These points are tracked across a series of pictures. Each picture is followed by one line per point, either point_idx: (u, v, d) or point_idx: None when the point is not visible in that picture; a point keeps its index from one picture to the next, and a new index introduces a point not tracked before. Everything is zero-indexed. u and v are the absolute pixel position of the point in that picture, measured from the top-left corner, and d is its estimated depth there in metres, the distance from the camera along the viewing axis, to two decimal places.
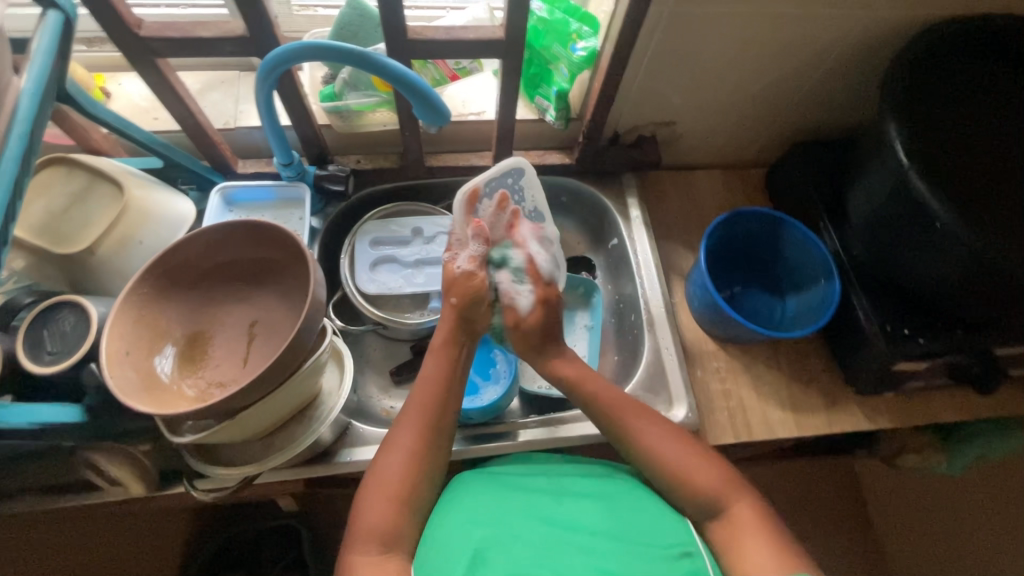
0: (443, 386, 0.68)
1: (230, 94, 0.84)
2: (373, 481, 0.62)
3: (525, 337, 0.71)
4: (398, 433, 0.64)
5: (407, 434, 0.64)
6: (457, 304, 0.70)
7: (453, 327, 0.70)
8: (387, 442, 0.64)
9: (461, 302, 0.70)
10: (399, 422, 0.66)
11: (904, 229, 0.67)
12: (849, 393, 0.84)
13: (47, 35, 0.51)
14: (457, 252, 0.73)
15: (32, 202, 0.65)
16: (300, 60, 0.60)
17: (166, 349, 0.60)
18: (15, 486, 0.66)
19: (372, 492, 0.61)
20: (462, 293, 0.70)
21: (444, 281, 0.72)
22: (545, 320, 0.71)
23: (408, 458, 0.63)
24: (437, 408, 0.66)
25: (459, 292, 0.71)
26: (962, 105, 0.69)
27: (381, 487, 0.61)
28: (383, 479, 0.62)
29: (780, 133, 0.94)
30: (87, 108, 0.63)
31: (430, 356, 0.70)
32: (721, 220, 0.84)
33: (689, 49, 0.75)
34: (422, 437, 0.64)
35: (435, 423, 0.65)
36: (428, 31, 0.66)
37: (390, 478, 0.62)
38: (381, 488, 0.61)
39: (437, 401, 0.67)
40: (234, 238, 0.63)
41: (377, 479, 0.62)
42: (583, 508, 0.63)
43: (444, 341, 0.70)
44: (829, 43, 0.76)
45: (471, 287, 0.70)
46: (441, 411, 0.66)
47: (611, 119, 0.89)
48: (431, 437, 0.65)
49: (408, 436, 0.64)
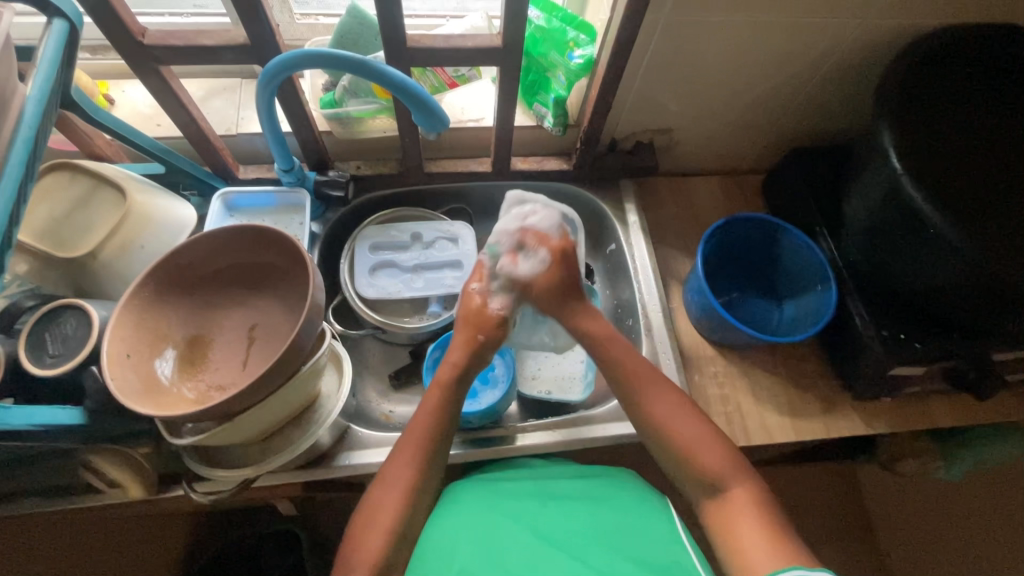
0: (444, 420, 0.67)
1: (231, 101, 0.85)
2: (368, 516, 0.61)
3: (542, 299, 0.70)
4: (394, 465, 0.63)
5: (404, 469, 0.63)
6: (484, 342, 0.69)
7: (465, 362, 0.68)
8: (382, 474, 0.63)
9: (489, 339, 0.69)
10: (395, 453, 0.65)
11: (900, 235, 0.67)
12: (846, 398, 0.84)
13: (52, 42, 0.52)
14: (490, 288, 0.71)
15: (35, 207, 0.66)
16: (300, 68, 0.61)
17: (166, 353, 0.60)
18: (15, 489, 0.66)
19: (368, 526, 0.60)
20: (489, 330, 0.69)
21: (471, 314, 0.70)
22: (560, 277, 0.70)
23: (406, 493, 0.62)
24: (434, 442, 0.65)
25: (486, 329, 0.69)
26: (956, 111, 0.69)
27: (376, 521, 0.60)
28: (381, 514, 0.60)
29: (776, 141, 0.95)
30: (91, 114, 0.64)
31: (433, 390, 0.67)
32: (718, 226, 0.85)
33: (684, 57, 0.76)
34: (420, 465, 0.64)
35: (430, 458, 0.65)
36: (427, 39, 0.67)
37: (387, 513, 0.60)
38: (380, 523, 0.60)
39: (432, 437, 0.65)
40: (234, 243, 0.63)
41: (376, 513, 0.60)
42: (576, 511, 0.65)
43: (451, 380, 0.68)
44: (824, 52, 0.77)
45: (501, 324, 0.70)
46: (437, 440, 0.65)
47: (609, 127, 0.90)
48: (428, 471, 0.64)
49: (406, 470, 0.63)
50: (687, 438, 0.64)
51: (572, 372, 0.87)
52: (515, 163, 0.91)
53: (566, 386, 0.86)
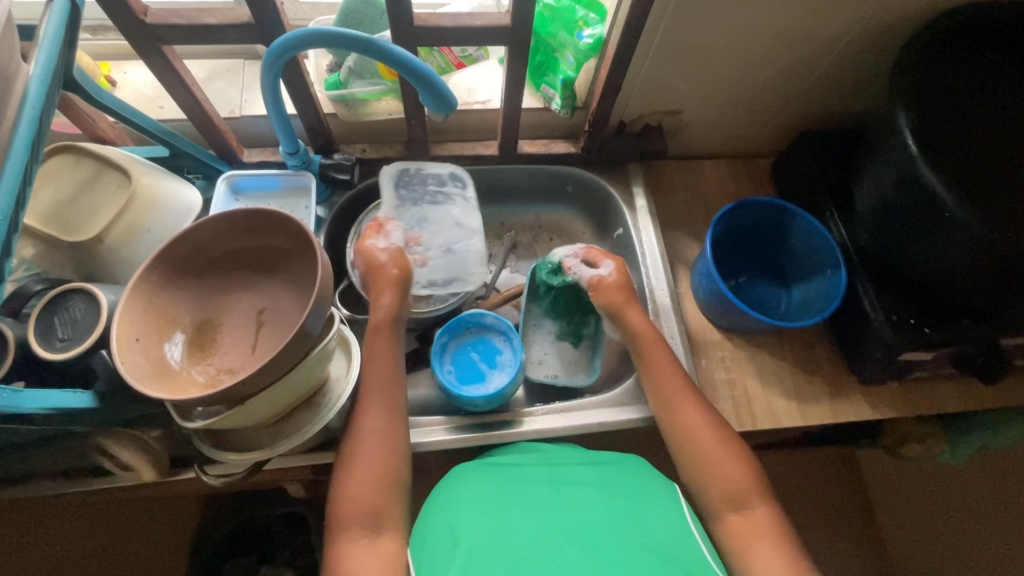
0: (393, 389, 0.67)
1: (235, 82, 0.84)
2: (348, 484, 0.62)
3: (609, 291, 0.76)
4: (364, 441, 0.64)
5: (374, 443, 0.63)
6: (400, 274, 0.72)
7: (393, 301, 0.70)
8: (352, 442, 0.64)
9: (402, 272, 0.73)
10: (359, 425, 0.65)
11: (914, 218, 0.67)
12: (853, 381, 0.84)
13: (54, 20, 0.51)
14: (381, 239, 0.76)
15: (40, 189, 0.65)
16: (305, 47, 0.60)
17: (175, 337, 0.60)
18: (28, 472, 0.67)
19: (349, 485, 0.62)
20: (398, 266, 0.73)
21: (373, 261, 0.73)
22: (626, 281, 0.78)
23: (381, 460, 0.63)
24: (393, 393, 0.67)
25: (399, 264, 0.73)
26: (971, 93, 0.68)
27: (355, 477, 0.62)
28: (359, 466, 0.62)
29: (787, 123, 0.93)
30: (93, 96, 0.63)
31: (375, 335, 0.69)
32: (728, 210, 0.84)
33: (696, 36, 0.74)
34: (393, 440, 0.64)
35: (396, 410, 0.66)
36: (434, 18, 0.65)
37: (368, 466, 0.62)
38: (358, 481, 0.62)
39: (393, 387, 0.67)
40: (242, 226, 0.63)
41: (353, 469, 0.62)
42: (583, 494, 0.65)
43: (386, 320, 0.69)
44: (839, 31, 0.75)
45: (404, 258, 0.74)
46: (396, 414, 0.66)
47: (617, 109, 0.88)
48: (397, 425, 0.66)
49: (378, 438, 0.64)
50: (709, 446, 0.66)
51: (579, 357, 0.87)
52: (522, 147, 0.90)
53: (572, 370, 0.86)
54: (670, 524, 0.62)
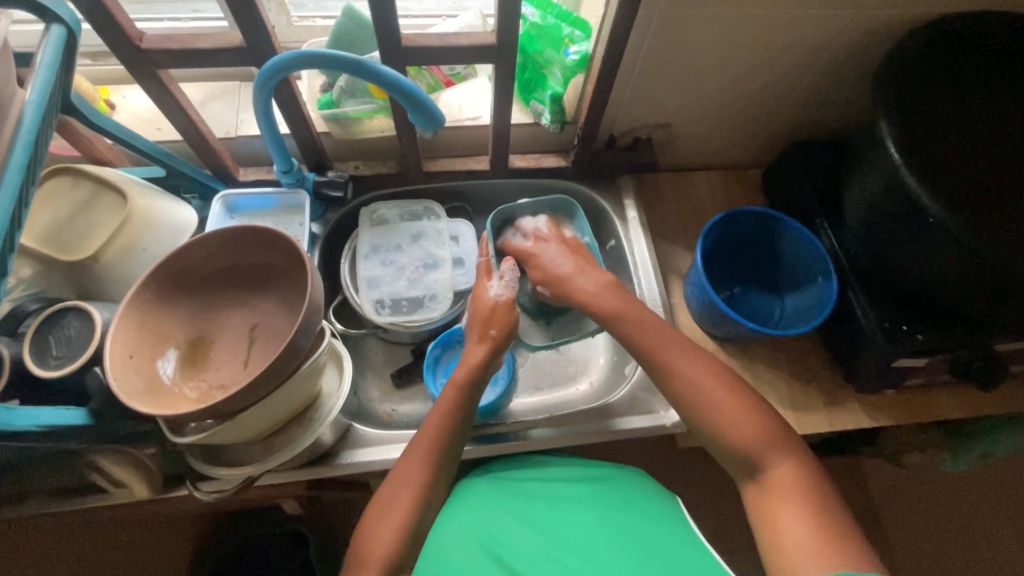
0: (454, 419, 0.65)
1: (231, 104, 0.86)
2: (379, 510, 0.61)
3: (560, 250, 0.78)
4: (405, 467, 0.63)
5: (416, 469, 0.62)
6: (498, 336, 0.69)
7: (480, 359, 0.68)
8: (393, 474, 0.63)
9: (501, 334, 0.69)
10: (409, 449, 0.64)
11: (900, 224, 0.67)
12: (849, 392, 0.84)
13: (50, 48, 0.52)
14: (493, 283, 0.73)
15: (37, 210, 0.67)
16: (297, 69, 0.61)
17: (168, 353, 0.61)
18: (24, 490, 0.67)
19: (380, 515, 0.60)
20: (501, 326, 0.70)
21: (482, 313, 0.71)
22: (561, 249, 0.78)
23: (415, 488, 0.61)
24: (445, 438, 0.64)
25: (499, 324, 0.70)
26: (955, 103, 0.69)
27: (385, 519, 0.60)
28: (389, 509, 0.60)
29: (775, 134, 0.94)
30: (91, 119, 0.64)
31: (449, 388, 0.67)
32: (719, 220, 0.85)
33: (678, 53, 0.76)
34: (430, 467, 0.63)
35: (443, 451, 0.64)
36: (422, 38, 0.67)
37: (401, 487, 0.61)
38: (389, 519, 0.60)
39: (443, 431, 0.64)
40: (235, 243, 0.64)
41: (392, 486, 0.62)
42: (583, 515, 0.66)
43: (468, 378, 0.66)
44: (822, 43, 0.76)
45: (510, 318, 0.71)
46: (450, 440, 0.64)
47: (606, 123, 0.90)
48: (439, 466, 0.63)
49: (413, 466, 0.62)
50: (729, 427, 0.61)
51: (571, 375, 0.89)
52: (514, 161, 0.92)
53: (566, 386, 0.88)
54: (675, 541, 0.62)
